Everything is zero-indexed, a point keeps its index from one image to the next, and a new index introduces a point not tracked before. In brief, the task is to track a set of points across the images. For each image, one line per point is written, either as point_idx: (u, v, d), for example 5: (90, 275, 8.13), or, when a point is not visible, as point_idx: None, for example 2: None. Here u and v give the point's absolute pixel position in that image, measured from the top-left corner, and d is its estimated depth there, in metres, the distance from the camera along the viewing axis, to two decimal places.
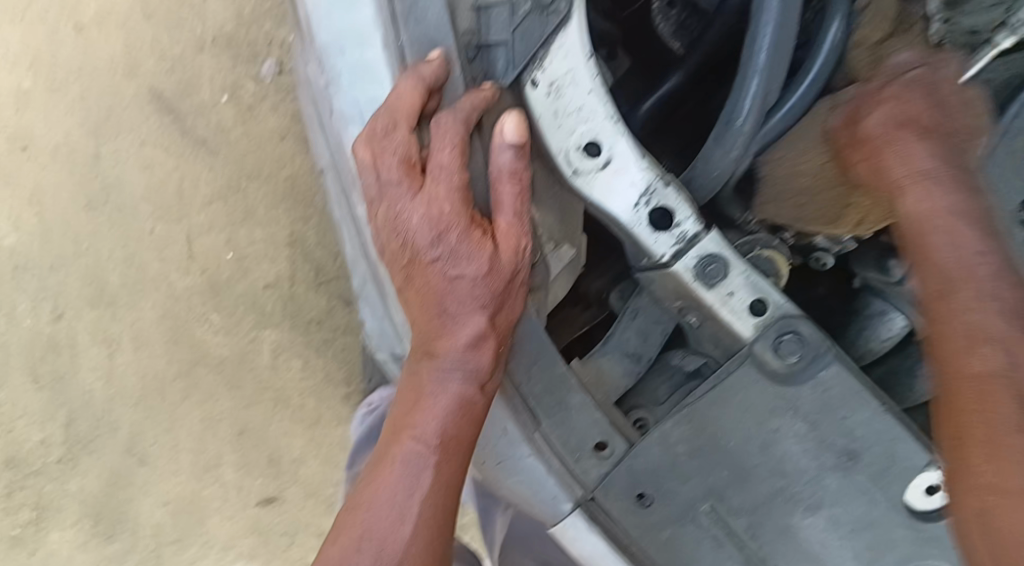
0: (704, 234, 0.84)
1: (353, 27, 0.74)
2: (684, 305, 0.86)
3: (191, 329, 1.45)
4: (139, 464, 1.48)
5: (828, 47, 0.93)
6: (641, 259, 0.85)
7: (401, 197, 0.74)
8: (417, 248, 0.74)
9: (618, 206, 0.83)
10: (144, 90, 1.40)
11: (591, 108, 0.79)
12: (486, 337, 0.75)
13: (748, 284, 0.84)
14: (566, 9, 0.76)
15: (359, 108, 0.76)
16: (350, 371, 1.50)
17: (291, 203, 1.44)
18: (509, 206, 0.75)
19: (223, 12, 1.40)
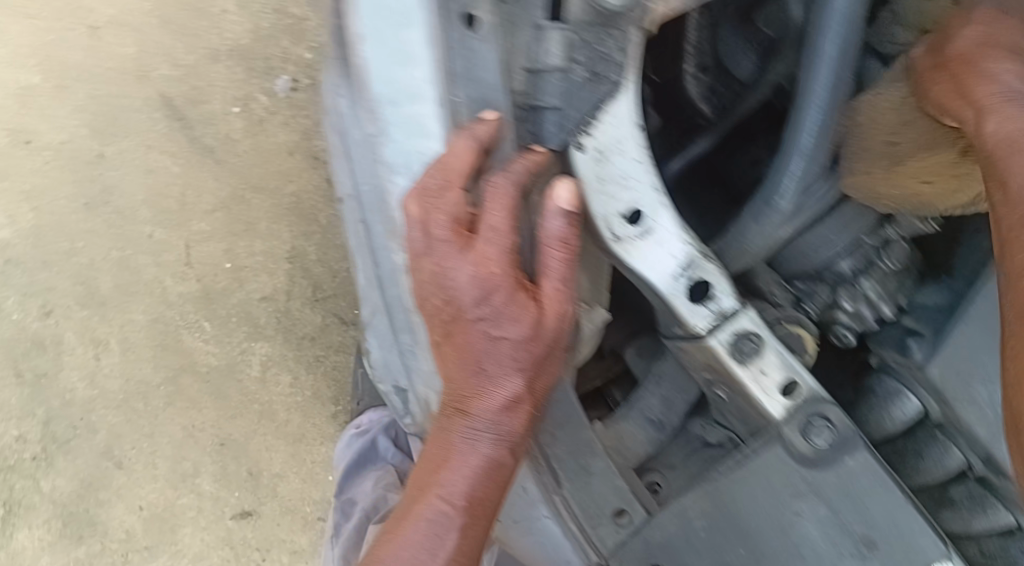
0: (741, 311, 0.81)
1: (405, 83, 0.71)
2: (712, 378, 0.84)
3: (181, 336, 1.42)
4: (116, 466, 1.41)
5: (879, 133, 0.81)
6: (675, 329, 0.81)
7: (449, 252, 0.70)
8: (461, 305, 0.70)
9: (659, 278, 0.77)
10: (155, 95, 1.43)
11: (636, 176, 0.74)
12: (521, 402, 0.74)
13: (781, 364, 0.82)
14: (620, 78, 0.70)
15: (406, 161, 0.73)
16: (338, 389, 1.46)
17: (295, 217, 1.44)
18: (556, 273, 0.70)
19: (241, 23, 1.47)
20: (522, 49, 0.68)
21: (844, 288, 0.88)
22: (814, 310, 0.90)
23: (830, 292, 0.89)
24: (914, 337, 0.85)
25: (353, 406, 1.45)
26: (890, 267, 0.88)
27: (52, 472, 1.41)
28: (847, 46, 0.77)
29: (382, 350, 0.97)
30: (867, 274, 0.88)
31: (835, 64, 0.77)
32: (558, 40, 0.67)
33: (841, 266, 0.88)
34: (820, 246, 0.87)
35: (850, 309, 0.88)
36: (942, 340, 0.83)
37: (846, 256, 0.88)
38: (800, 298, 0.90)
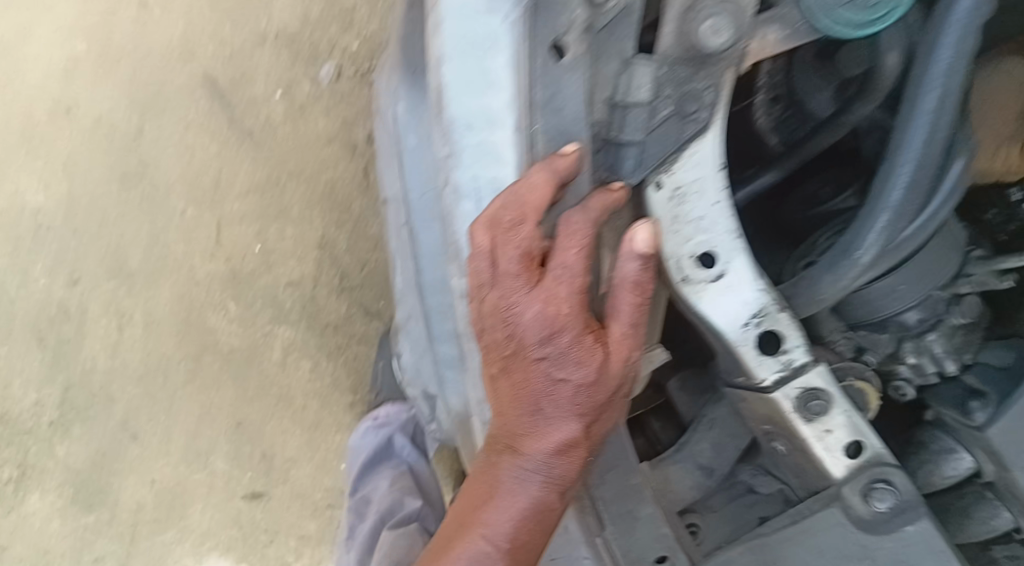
0: (811, 365, 0.83)
1: (485, 108, 0.76)
2: (773, 430, 0.85)
3: (206, 316, 1.43)
4: (131, 440, 1.46)
5: (948, 185, 0.84)
6: (737, 375, 0.84)
7: (518, 288, 0.75)
8: (524, 343, 0.76)
9: (725, 322, 0.82)
10: (198, 73, 1.39)
11: (711, 219, 0.80)
12: (575, 445, 0.78)
13: (848, 424, 0.82)
14: (705, 119, 0.78)
15: (476, 185, 0.78)
16: (357, 379, 1.46)
17: (328, 206, 1.41)
18: (625, 317, 0.76)
19: (290, 10, 1.39)
20: (609, 81, 0.75)
21: (909, 341, 0.93)
22: (873, 360, 0.94)
23: (893, 343, 0.93)
24: (973, 400, 0.88)
25: (372, 398, 1.45)
26: (959, 322, 0.92)
27: (70, 439, 1.46)
28: (939, 105, 0.80)
29: (413, 355, 1.01)
30: (935, 328, 0.92)
31: (931, 124, 0.80)
32: (648, 77, 0.75)
33: (907, 319, 0.92)
34: (890, 299, 0.90)
35: (912, 362, 0.93)
36: (1007, 403, 0.84)
37: (914, 309, 0.92)
38: (863, 347, 0.94)
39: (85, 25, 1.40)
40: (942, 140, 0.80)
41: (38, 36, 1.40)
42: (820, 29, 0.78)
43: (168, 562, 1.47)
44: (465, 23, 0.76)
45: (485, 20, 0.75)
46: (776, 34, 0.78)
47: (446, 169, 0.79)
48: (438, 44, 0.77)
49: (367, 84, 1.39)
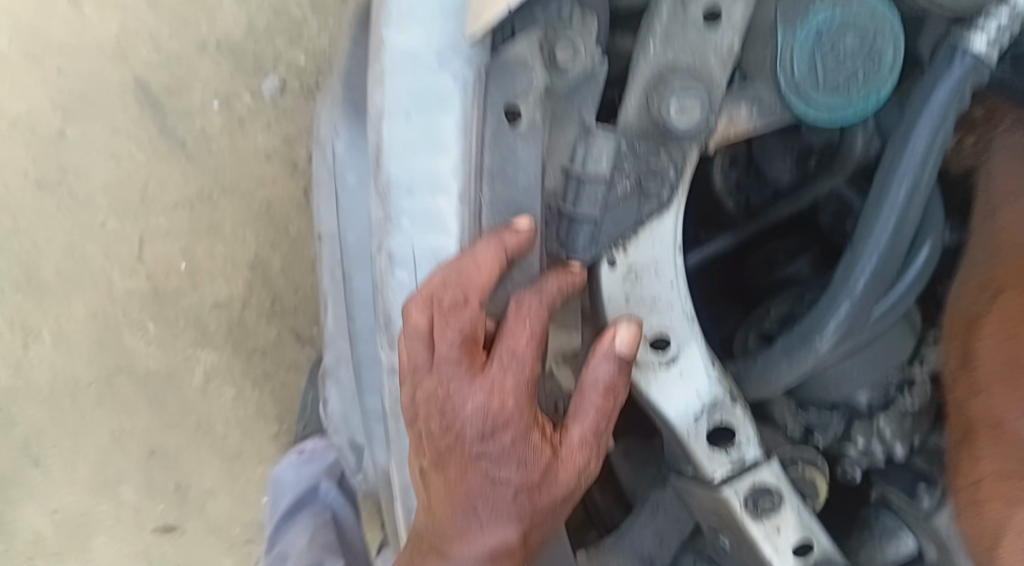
0: (764, 463, 0.74)
1: (431, 170, 0.64)
2: (720, 524, 0.77)
3: (122, 335, 1.33)
4: (32, 465, 1.36)
5: (913, 275, 0.75)
6: (685, 468, 0.74)
7: (458, 378, 0.61)
8: (462, 438, 0.62)
9: (679, 414, 0.72)
10: (128, 77, 1.29)
11: (667, 301, 0.70)
12: (512, 554, 0.63)
13: (797, 523, 0.75)
14: (666, 196, 0.68)
15: (414, 255, 0.66)
16: (284, 409, 1.37)
17: (263, 225, 1.33)
18: (586, 418, 0.64)
19: (235, 17, 1.29)
20: (566, 148, 0.67)
21: (858, 423, 0.82)
22: (823, 442, 0.83)
23: (843, 425, 0.83)
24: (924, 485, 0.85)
25: (297, 429, 1.36)
26: (907, 408, 0.83)
27: None
28: (912, 195, 0.71)
29: (343, 403, 0.95)
30: (885, 412, 0.83)
31: (901, 211, 0.71)
32: (609, 149, 0.67)
33: (858, 401, 0.82)
34: (845, 383, 0.80)
35: (861, 446, 0.83)
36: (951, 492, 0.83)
37: (867, 391, 0.81)
38: (813, 428, 0.83)
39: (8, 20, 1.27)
40: (915, 214, 0.71)
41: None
42: (794, 113, 0.68)
43: None
44: (412, 74, 0.65)
45: (434, 75, 0.64)
46: (746, 112, 0.69)
47: (381, 233, 0.68)
48: (380, 95, 0.65)
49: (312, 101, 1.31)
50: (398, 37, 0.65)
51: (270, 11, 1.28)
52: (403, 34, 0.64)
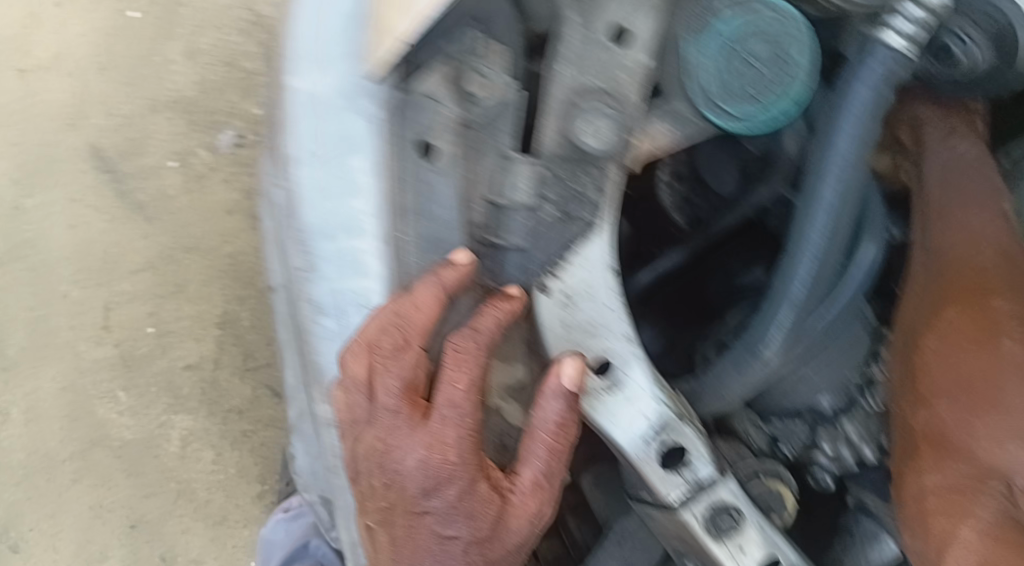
0: (720, 481, 0.69)
1: (347, 214, 0.65)
2: (684, 548, 0.72)
3: (95, 408, 1.25)
4: (11, 551, 1.23)
5: (862, 272, 0.71)
6: (639, 491, 0.70)
7: (397, 427, 0.60)
8: (404, 494, 0.61)
9: (624, 438, 0.67)
10: (83, 145, 1.26)
11: (608, 322, 0.66)
12: None
13: (762, 543, 0.70)
14: (590, 219, 0.65)
15: (335, 301, 0.68)
16: (267, 467, 1.28)
17: (230, 279, 1.27)
18: (536, 458, 0.63)
19: (188, 75, 1.28)
20: (486, 179, 0.62)
21: (824, 429, 0.77)
22: (790, 451, 0.78)
23: (809, 433, 0.77)
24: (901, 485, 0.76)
25: (282, 488, 1.27)
26: (873, 408, 0.77)
27: None
28: (842, 197, 0.68)
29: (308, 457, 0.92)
30: (850, 414, 0.77)
31: (834, 211, 0.67)
32: (529, 177, 0.62)
33: (820, 406, 0.76)
34: (800, 389, 0.75)
35: (829, 452, 0.77)
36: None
37: (828, 394, 0.76)
38: (777, 439, 0.78)
39: None
40: (847, 220, 0.68)
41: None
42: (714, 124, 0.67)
43: None
44: (316, 114, 0.65)
45: (338, 113, 0.64)
46: (665, 127, 0.67)
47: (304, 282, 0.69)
48: (290, 144, 0.67)
49: None
50: (300, 81, 0.66)
51: (221, 66, 1.28)
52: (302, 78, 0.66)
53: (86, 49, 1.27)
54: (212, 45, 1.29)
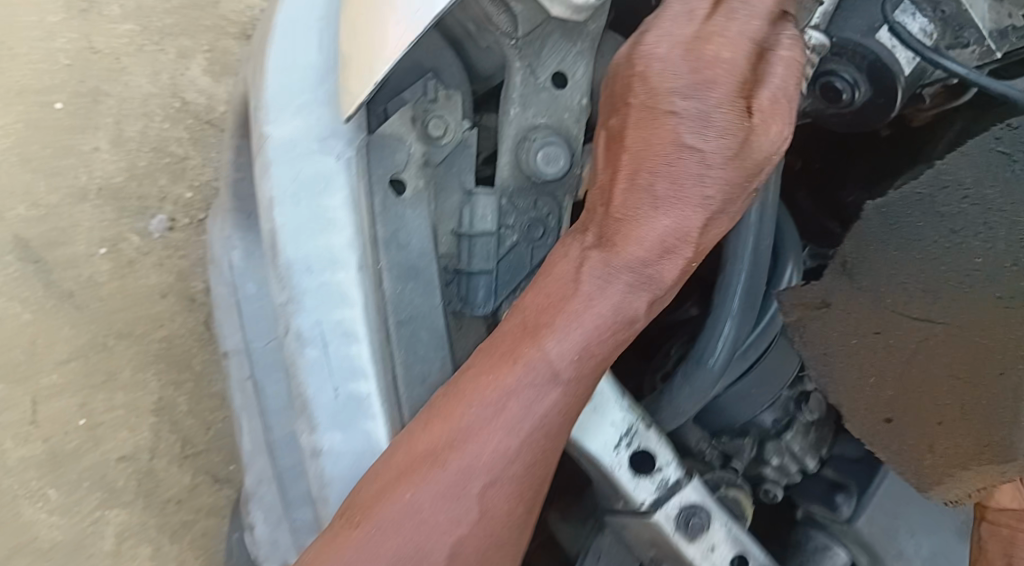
0: (686, 481, 0.76)
1: (318, 174, 0.73)
2: (660, 555, 0.78)
3: (22, 508, 1.28)
4: None
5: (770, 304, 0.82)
6: (614, 501, 0.77)
7: (491, 402, 0.66)
8: (439, 457, 0.66)
9: (597, 447, 0.74)
10: (7, 236, 1.25)
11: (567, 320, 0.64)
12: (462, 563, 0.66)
13: (730, 537, 0.77)
14: None
15: (320, 329, 0.71)
16: (207, 558, 1.36)
17: (164, 366, 1.33)
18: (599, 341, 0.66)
19: (115, 163, 1.29)
20: None
21: (770, 442, 0.88)
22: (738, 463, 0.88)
23: (755, 447, 0.88)
24: (840, 491, 0.86)
25: None
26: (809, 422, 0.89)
27: None
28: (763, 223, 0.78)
29: (268, 526, 0.97)
30: (790, 427, 0.88)
31: None
32: None
33: (764, 420, 0.89)
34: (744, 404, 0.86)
35: (777, 464, 0.88)
36: (868, 494, 0.84)
37: (769, 410, 0.88)
38: (728, 454, 0.88)
39: None
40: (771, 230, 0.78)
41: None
42: None
43: None
44: (292, 161, 0.74)
45: (319, 157, 0.73)
46: None
47: (284, 315, 0.73)
48: (268, 186, 0.74)
49: (202, 235, 1.33)
50: (278, 128, 0.75)
51: (150, 152, 1.31)
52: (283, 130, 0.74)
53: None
54: (138, 132, 1.31)
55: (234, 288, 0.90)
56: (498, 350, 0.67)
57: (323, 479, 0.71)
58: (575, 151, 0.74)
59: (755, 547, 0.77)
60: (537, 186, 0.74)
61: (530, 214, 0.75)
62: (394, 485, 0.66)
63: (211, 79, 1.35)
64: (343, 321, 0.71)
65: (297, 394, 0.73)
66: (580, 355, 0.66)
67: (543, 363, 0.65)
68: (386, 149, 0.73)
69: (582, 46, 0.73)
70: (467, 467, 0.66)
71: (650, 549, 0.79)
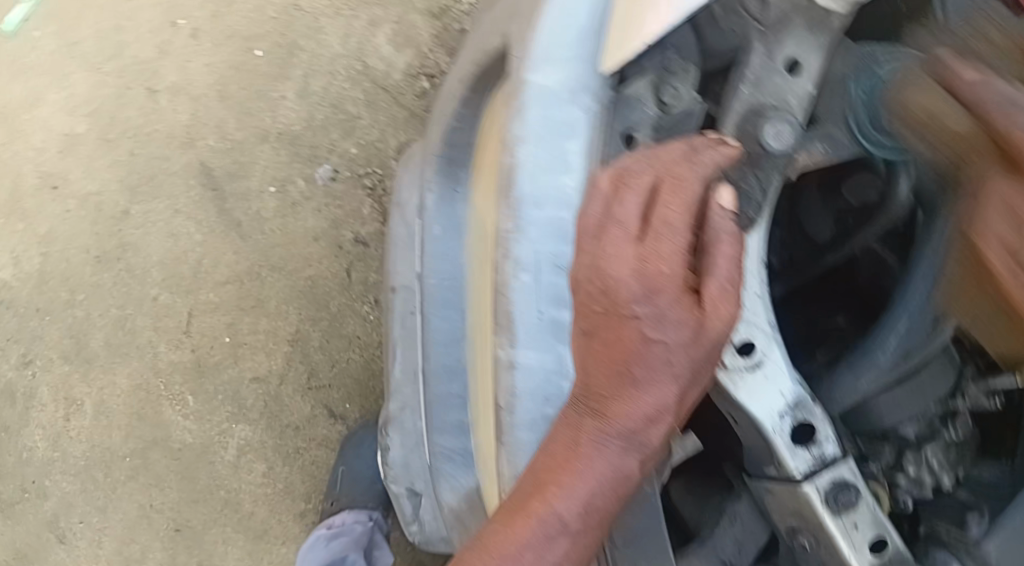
0: (840, 460, 0.85)
1: (563, 119, 0.83)
2: (797, 526, 0.87)
3: (162, 408, 1.42)
4: (57, 541, 1.41)
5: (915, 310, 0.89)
6: (767, 467, 0.86)
7: (654, 271, 0.70)
8: (618, 301, 0.71)
9: (765, 412, 0.83)
10: (194, 162, 1.42)
11: (753, 311, 0.83)
12: (662, 414, 0.74)
13: (873, 521, 0.85)
14: (753, 217, 0.79)
15: (536, 259, 0.84)
16: (312, 486, 1.44)
17: (305, 301, 1.44)
18: (724, 269, 0.71)
19: (297, 112, 1.43)
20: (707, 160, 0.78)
21: (910, 452, 0.92)
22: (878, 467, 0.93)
23: (895, 455, 0.92)
24: (972, 514, 0.89)
25: (324, 506, 1.42)
26: (953, 439, 0.92)
27: None
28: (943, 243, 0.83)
29: (404, 449, 1.19)
30: (933, 441, 0.92)
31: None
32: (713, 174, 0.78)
33: (906, 432, 0.92)
34: (895, 410, 0.89)
35: (912, 473, 0.91)
36: (1004, 521, 0.85)
37: (913, 423, 0.91)
38: (866, 457, 0.93)
39: (96, 96, 1.40)
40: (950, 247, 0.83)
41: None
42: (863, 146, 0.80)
43: None
44: (547, 107, 0.84)
45: (568, 108, 0.83)
46: (823, 150, 0.80)
47: (507, 243, 0.85)
48: (520, 126, 0.84)
49: (361, 188, 1.44)
50: (538, 76, 0.84)
51: (328, 106, 1.43)
52: (540, 74, 0.84)
53: (111, 84, 1.40)
54: (321, 87, 1.44)
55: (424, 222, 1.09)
56: (605, 399, 0.74)
57: (514, 390, 0.85)
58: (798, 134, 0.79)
59: (894, 533, 0.85)
60: (754, 161, 0.79)
61: (737, 184, 0.78)
62: (538, 498, 0.76)
63: (394, 47, 1.45)
64: (558, 257, 0.84)
65: (506, 312, 0.85)
66: (698, 363, 0.73)
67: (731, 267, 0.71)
68: (626, 108, 0.82)
69: (823, 41, 0.79)
70: (666, 351, 0.71)
71: (790, 518, 0.87)
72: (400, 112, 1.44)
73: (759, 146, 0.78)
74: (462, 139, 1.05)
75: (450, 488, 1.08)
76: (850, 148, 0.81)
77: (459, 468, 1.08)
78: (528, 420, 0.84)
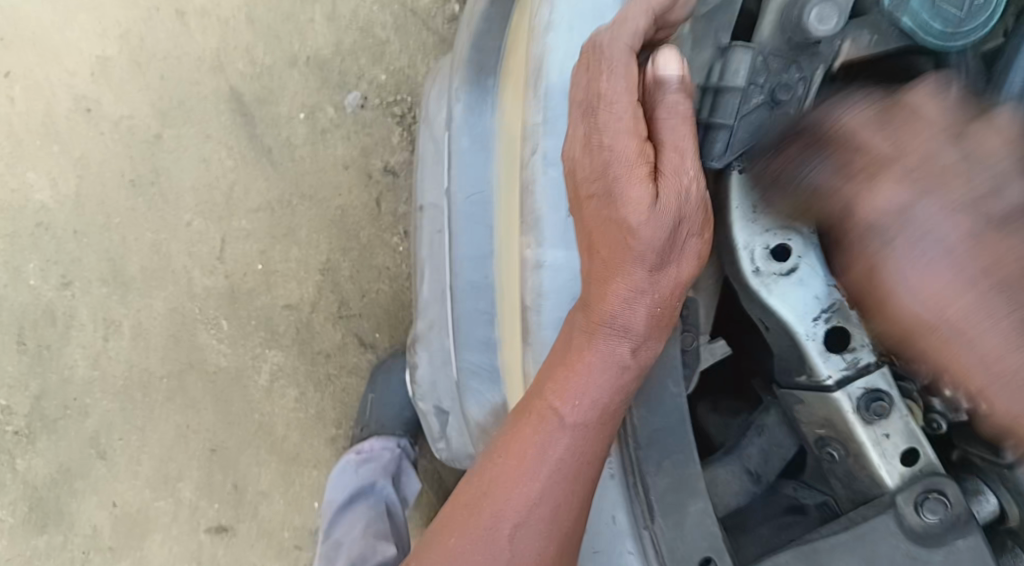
0: (875, 367, 0.87)
1: (595, 6, 0.84)
2: (826, 435, 0.89)
3: (197, 331, 1.44)
4: (98, 457, 1.45)
5: None
6: (797, 375, 0.89)
7: (613, 148, 0.76)
8: (583, 185, 0.79)
9: (796, 316, 0.87)
10: (224, 88, 1.41)
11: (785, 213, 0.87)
12: (642, 293, 0.77)
13: (905, 429, 0.87)
14: (794, 111, 0.83)
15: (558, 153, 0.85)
16: (343, 413, 1.47)
17: (335, 229, 1.44)
18: (672, 136, 0.76)
19: (326, 36, 1.41)
20: (704, 67, 0.83)
21: None
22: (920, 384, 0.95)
23: None
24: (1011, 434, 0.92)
25: (354, 432, 1.45)
26: None
27: (31, 451, 1.45)
28: None
29: (431, 369, 1.20)
30: None
31: None
32: (746, 62, 0.81)
33: None
34: None
35: None
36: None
37: None
38: None
39: (125, 19, 1.40)
40: None
41: (12, 36, 1.39)
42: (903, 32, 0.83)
43: (115, 505, 1.46)
44: None
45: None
46: (868, 38, 0.83)
47: (532, 141, 0.86)
48: (549, 12, 0.85)
49: (390, 116, 1.43)
50: None
51: (356, 31, 1.41)
52: None
53: (140, 6, 1.40)
54: (350, 11, 1.42)
55: (452, 132, 1.08)
56: (590, 289, 0.79)
57: (540, 287, 0.85)
58: (846, 15, 0.81)
59: (927, 446, 0.87)
60: (799, 50, 0.82)
61: (780, 78, 0.82)
62: (539, 396, 0.80)
63: None
64: None
65: (530, 209, 0.85)
66: (662, 235, 0.75)
67: (681, 132, 0.76)
68: None
69: None
70: (622, 222, 0.76)
71: (819, 428, 0.90)
72: (429, 38, 1.43)
73: (803, 35, 0.81)
74: (490, 43, 1.06)
75: (478, 404, 1.08)
76: (897, 39, 0.83)
77: (485, 384, 1.07)
78: (552, 319, 0.85)
